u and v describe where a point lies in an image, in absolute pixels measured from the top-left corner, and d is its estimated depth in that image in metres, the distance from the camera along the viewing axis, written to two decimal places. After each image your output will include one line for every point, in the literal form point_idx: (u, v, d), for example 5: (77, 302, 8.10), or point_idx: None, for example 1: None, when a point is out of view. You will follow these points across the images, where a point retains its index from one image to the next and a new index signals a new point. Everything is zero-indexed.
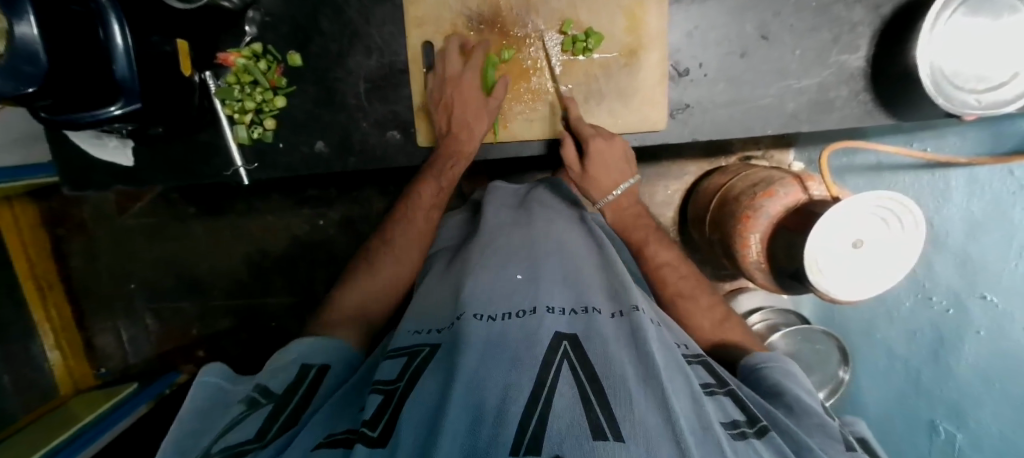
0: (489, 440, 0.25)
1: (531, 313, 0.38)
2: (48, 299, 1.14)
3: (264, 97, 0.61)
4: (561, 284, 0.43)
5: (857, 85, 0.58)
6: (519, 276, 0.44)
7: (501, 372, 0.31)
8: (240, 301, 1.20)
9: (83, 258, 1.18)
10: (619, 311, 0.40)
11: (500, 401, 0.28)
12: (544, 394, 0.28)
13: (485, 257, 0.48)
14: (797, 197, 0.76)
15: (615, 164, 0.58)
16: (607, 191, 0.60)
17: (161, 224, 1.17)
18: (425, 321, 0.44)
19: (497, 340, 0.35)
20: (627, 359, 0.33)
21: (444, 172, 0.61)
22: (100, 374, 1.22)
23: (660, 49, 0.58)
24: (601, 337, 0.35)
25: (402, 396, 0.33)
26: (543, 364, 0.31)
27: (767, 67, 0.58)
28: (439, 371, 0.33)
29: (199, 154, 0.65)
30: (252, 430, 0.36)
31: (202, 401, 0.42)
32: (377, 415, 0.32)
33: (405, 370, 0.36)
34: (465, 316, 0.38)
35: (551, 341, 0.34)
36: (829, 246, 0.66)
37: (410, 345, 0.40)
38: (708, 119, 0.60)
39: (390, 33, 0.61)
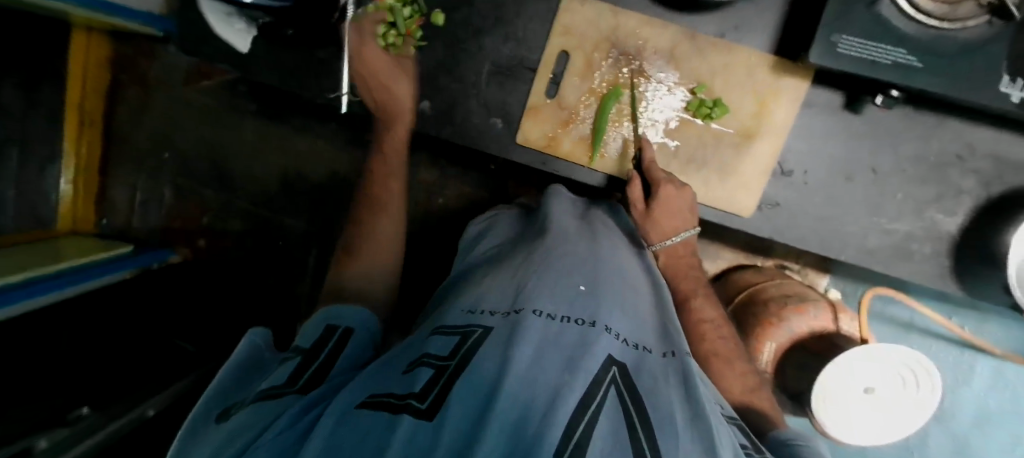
0: (535, 434, 0.26)
1: (590, 325, 0.39)
2: (83, 135, 1.15)
3: (394, 41, 0.62)
4: (620, 307, 0.44)
5: (940, 248, 0.59)
6: (582, 287, 0.45)
7: (553, 374, 0.31)
8: (259, 209, 1.20)
9: (133, 109, 1.19)
10: (670, 351, 0.41)
11: (549, 400, 0.29)
12: (593, 407, 0.29)
13: (550, 257, 0.49)
14: (824, 324, 0.80)
15: (679, 213, 0.58)
16: (666, 236, 0.60)
17: (220, 108, 1.18)
18: (480, 301, 0.44)
19: (552, 341, 0.35)
20: (676, 400, 0.34)
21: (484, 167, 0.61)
22: (102, 224, 1.23)
23: (773, 143, 0.59)
24: (652, 374, 0.36)
25: (456, 371, 0.32)
26: (594, 381, 0.31)
27: (865, 199, 0.59)
28: (494, 349, 0.34)
29: (313, 68, 0.65)
30: (283, 377, 0.37)
31: (241, 359, 0.44)
32: (427, 387, 0.31)
33: (457, 348, 0.36)
34: (524, 310, 0.39)
35: (603, 359, 0.34)
36: (843, 381, 0.66)
37: (466, 324, 0.40)
38: (791, 223, 0.61)
39: (534, 30, 0.62)
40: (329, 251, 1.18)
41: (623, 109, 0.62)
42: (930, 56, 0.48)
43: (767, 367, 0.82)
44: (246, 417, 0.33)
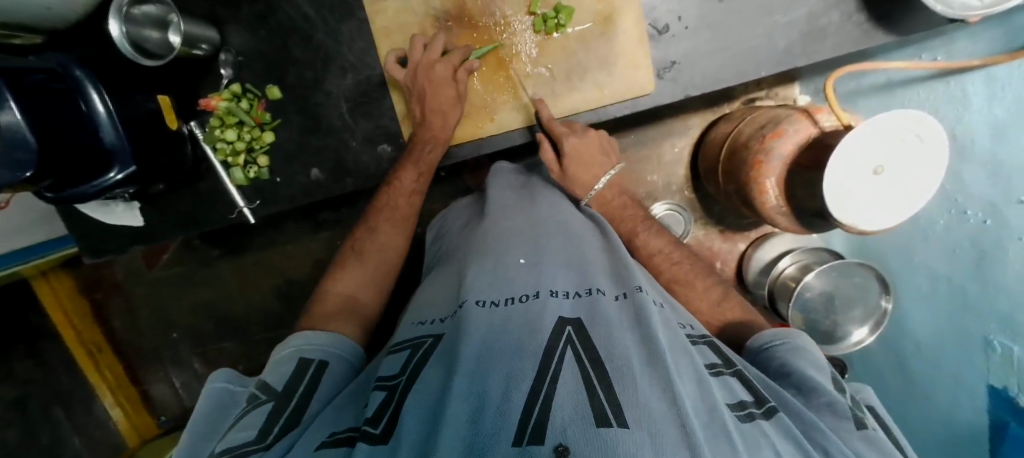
0: (492, 432, 0.25)
1: (535, 297, 0.39)
2: (100, 360, 1.22)
3: (252, 135, 0.62)
4: (564, 268, 0.44)
5: (849, 7, 0.54)
6: (522, 260, 0.45)
7: (504, 357, 0.31)
8: (278, 332, 1.22)
9: (123, 316, 1.23)
10: (623, 292, 0.41)
11: (502, 393, 0.28)
12: (548, 379, 0.29)
13: (488, 244, 0.49)
14: (807, 133, 0.72)
15: (592, 161, 0.58)
16: (589, 186, 0.59)
17: (188, 271, 1.20)
18: (426, 313, 0.45)
19: (500, 325, 0.35)
20: (631, 344, 0.33)
21: (421, 160, 0.60)
22: (161, 421, 1.28)
23: (634, 11, 0.56)
24: (606, 320, 0.35)
25: (403, 392, 0.33)
26: (545, 353, 0.31)
27: (749, 7, 0.55)
28: (440, 364, 0.34)
29: (204, 202, 0.66)
30: (252, 432, 0.36)
31: (207, 408, 0.42)
32: (379, 411, 0.32)
33: (406, 365, 0.37)
34: (466, 304, 0.39)
35: (554, 327, 0.34)
36: (848, 172, 0.62)
37: (414, 337, 0.41)
38: (696, 72, 0.58)
39: (362, 48, 0.60)
40: None
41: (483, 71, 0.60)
42: None
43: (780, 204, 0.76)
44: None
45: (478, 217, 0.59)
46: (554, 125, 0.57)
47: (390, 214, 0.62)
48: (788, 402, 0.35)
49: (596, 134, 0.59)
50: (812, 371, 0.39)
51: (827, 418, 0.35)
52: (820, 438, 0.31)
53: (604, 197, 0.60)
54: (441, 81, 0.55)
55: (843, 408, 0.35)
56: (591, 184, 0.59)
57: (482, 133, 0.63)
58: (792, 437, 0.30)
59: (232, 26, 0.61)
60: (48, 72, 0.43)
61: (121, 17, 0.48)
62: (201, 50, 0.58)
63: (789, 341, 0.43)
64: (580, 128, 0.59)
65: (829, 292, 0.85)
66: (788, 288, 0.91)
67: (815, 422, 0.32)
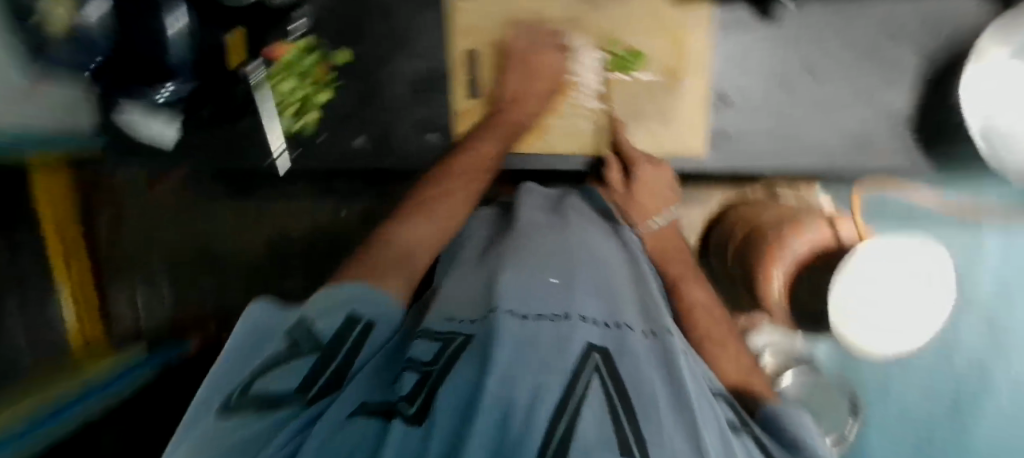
0: (517, 442, 0.25)
1: (565, 318, 0.39)
2: (72, 267, 1.17)
3: (308, 92, 0.64)
4: (596, 294, 0.44)
5: (899, 128, 0.57)
6: (554, 279, 0.45)
7: (534, 369, 0.31)
8: (257, 283, 1.21)
9: (111, 228, 1.21)
10: (652, 330, 0.40)
11: (529, 401, 0.28)
12: (575, 399, 0.29)
13: (522, 255, 0.48)
14: (824, 236, 0.75)
15: (659, 195, 0.57)
16: (648, 215, 0.56)
17: (188, 201, 1.18)
18: (457, 311, 0.44)
19: (530, 338, 0.35)
20: (659, 382, 0.33)
21: (497, 131, 0.56)
22: (114, 337, 1.24)
23: (701, 73, 0.58)
24: (633, 355, 0.35)
25: (439, 377, 0.33)
26: (572, 374, 0.31)
27: (809, 102, 0.58)
28: (473, 359, 0.34)
29: (240, 140, 0.66)
30: (294, 381, 0.32)
31: (242, 339, 0.36)
32: (414, 392, 0.32)
33: (441, 351, 0.37)
34: (498, 311, 0.39)
35: (581, 350, 0.35)
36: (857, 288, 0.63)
37: (444, 330, 0.40)
38: (744, 148, 0.60)
39: (438, 38, 0.62)
40: None
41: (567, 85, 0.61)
42: None
43: (781, 296, 0.76)
44: (249, 433, 0.28)
45: (509, 229, 0.59)
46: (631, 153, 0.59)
47: (469, 164, 0.53)
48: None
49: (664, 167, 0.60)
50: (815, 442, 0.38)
51: None
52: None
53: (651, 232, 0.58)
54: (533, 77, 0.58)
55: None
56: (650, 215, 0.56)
57: (531, 149, 0.64)
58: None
59: None
60: None
61: None
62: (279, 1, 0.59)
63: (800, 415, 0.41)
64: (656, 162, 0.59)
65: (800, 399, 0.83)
66: None
67: None
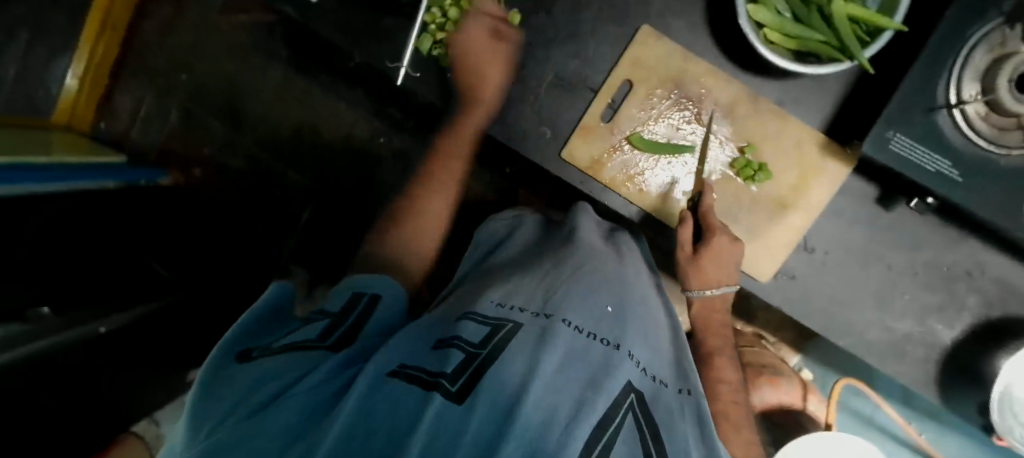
0: (558, 442, 0.26)
1: (615, 348, 0.39)
2: (104, 36, 1.09)
3: (466, 29, 0.61)
4: (642, 336, 0.44)
5: (931, 355, 0.61)
6: (609, 308, 0.45)
7: (577, 385, 0.32)
8: (266, 156, 1.17)
9: (160, 24, 1.14)
10: (685, 388, 0.42)
11: (571, 414, 0.29)
12: (611, 428, 0.30)
13: (580, 273, 0.48)
14: (791, 401, 0.93)
15: (723, 269, 0.57)
16: (706, 285, 0.58)
17: (249, 46, 1.13)
18: (509, 297, 0.44)
19: (580, 355, 0.36)
20: (689, 445, 0.34)
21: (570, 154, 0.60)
22: (98, 128, 1.18)
23: (806, 217, 0.61)
24: (668, 407, 0.36)
25: (488, 360, 0.32)
26: (614, 402, 0.32)
27: (874, 292, 0.61)
28: (526, 351, 0.34)
29: (371, 32, 0.62)
30: (314, 334, 0.39)
31: (264, 308, 0.45)
32: (457, 371, 0.31)
33: (489, 337, 0.36)
34: (555, 317, 0.39)
35: (619, 392, 0.33)
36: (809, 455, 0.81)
37: (497, 315, 0.40)
38: (800, 298, 0.63)
39: (604, 53, 0.62)
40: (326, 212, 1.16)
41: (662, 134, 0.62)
42: (972, 172, 0.49)
43: None
44: (282, 368, 0.33)
45: (575, 237, 0.60)
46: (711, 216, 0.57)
47: None
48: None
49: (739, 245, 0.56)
50: None
51: None
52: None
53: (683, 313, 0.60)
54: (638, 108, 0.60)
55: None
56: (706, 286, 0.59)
57: (621, 189, 0.64)
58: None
59: None
60: None
61: None
62: None
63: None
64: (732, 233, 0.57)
65: None
66: None
67: None
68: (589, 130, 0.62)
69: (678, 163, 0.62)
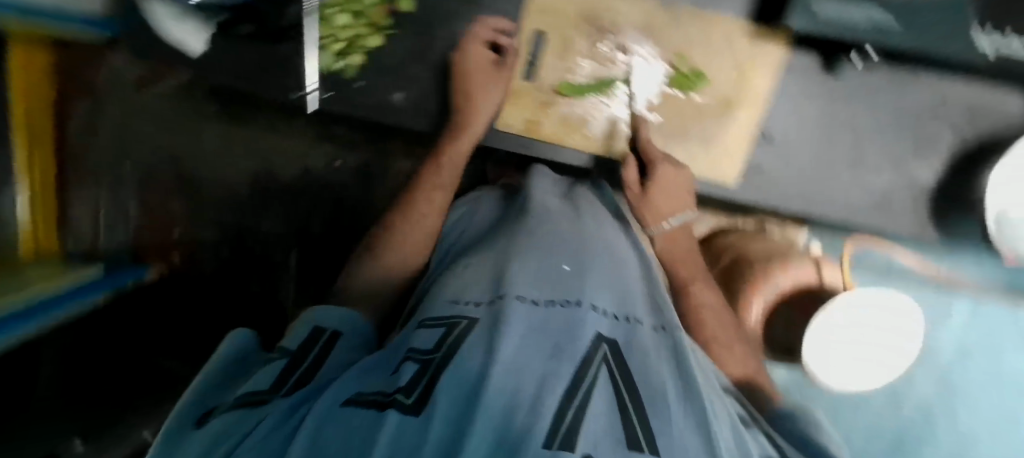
0: (525, 424, 0.27)
1: (576, 305, 0.40)
2: (35, 155, 1.09)
3: (361, 32, 0.60)
4: (606, 285, 0.45)
5: (920, 200, 0.60)
6: (566, 266, 0.47)
7: (540, 359, 0.33)
8: (233, 217, 1.15)
9: (84, 122, 1.12)
10: (661, 326, 0.43)
11: (536, 393, 0.30)
12: (582, 391, 0.31)
13: (532, 243, 0.51)
14: (808, 278, 0.80)
15: (675, 197, 0.58)
16: (662, 218, 0.57)
17: (177, 115, 1.11)
18: (465, 294, 0.45)
19: (540, 323, 0.37)
20: (668, 376, 0.35)
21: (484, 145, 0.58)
22: (66, 245, 1.16)
23: (754, 109, 0.60)
24: (641, 349, 0.37)
25: (441, 366, 0.33)
26: (583, 361, 0.33)
27: (845, 159, 0.60)
28: (484, 340, 0.35)
29: (274, 66, 0.62)
30: (269, 379, 0.35)
31: (221, 367, 0.41)
32: (412, 382, 0.31)
33: (442, 341, 0.36)
34: (507, 296, 0.40)
35: (592, 340, 0.36)
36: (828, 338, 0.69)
37: (449, 314, 0.41)
38: (776, 188, 0.62)
39: (508, 10, 0.60)
40: (310, 251, 1.15)
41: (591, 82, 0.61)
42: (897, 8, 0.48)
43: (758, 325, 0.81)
44: (234, 419, 0.30)
45: (528, 208, 0.61)
46: (649, 149, 0.59)
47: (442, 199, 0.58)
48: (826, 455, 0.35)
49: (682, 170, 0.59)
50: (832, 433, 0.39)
51: None
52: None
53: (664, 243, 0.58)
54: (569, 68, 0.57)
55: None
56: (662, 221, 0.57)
57: (566, 142, 0.63)
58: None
59: None
60: None
61: None
62: None
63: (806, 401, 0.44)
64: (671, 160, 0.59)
65: None
66: None
67: None
68: (526, 102, 0.62)
69: (618, 100, 0.62)
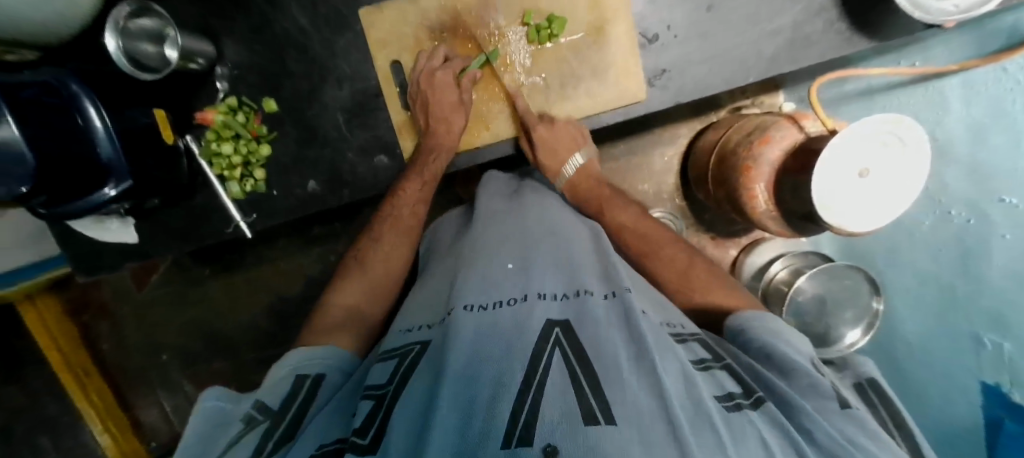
0: (483, 429, 0.26)
1: (523, 300, 0.40)
2: (88, 387, 1.17)
3: (248, 148, 0.63)
4: (552, 270, 0.46)
5: (831, 14, 0.56)
6: (511, 264, 0.47)
7: (494, 361, 0.32)
8: (270, 351, 1.19)
9: (111, 337, 1.20)
10: (612, 291, 0.42)
11: (491, 395, 0.28)
12: (537, 381, 0.29)
13: (476, 252, 0.51)
14: (793, 139, 0.74)
15: (564, 147, 0.61)
16: (559, 171, 0.63)
17: (179, 289, 1.18)
18: (415, 320, 0.47)
19: (487, 330, 0.36)
20: (620, 344, 0.34)
21: (424, 169, 0.61)
22: (151, 447, 1.23)
23: (624, 19, 0.58)
24: (593, 320, 0.37)
25: (393, 397, 0.34)
26: (534, 353, 0.32)
27: (736, 17, 0.57)
28: (430, 370, 0.34)
29: (200, 216, 0.66)
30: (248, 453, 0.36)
31: (200, 430, 0.41)
32: (367, 421, 0.33)
33: (395, 371, 0.38)
34: (454, 310, 0.39)
35: (542, 329, 0.35)
36: (838, 184, 0.62)
37: (402, 344, 0.42)
38: (686, 79, 0.59)
39: (358, 60, 0.62)
40: None
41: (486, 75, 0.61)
42: None
43: (769, 207, 0.76)
44: None
45: (467, 229, 0.61)
46: (525, 116, 0.60)
47: (394, 222, 0.64)
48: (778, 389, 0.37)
49: (568, 121, 0.61)
50: (792, 354, 0.41)
51: (811, 400, 0.38)
52: (805, 422, 0.34)
53: (573, 182, 0.65)
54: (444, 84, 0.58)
55: (825, 387, 0.38)
56: (562, 169, 0.63)
57: (478, 143, 0.65)
58: (777, 423, 0.32)
59: (229, 40, 0.62)
60: (43, 86, 0.45)
61: (116, 30, 0.50)
62: (197, 64, 0.60)
63: (765, 324, 0.45)
64: (550, 116, 0.61)
65: (820, 295, 0.86)
66: (780, 293, 0.92)
67: (802, 407, 0.35)
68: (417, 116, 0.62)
69: (500, 79, 0.62)
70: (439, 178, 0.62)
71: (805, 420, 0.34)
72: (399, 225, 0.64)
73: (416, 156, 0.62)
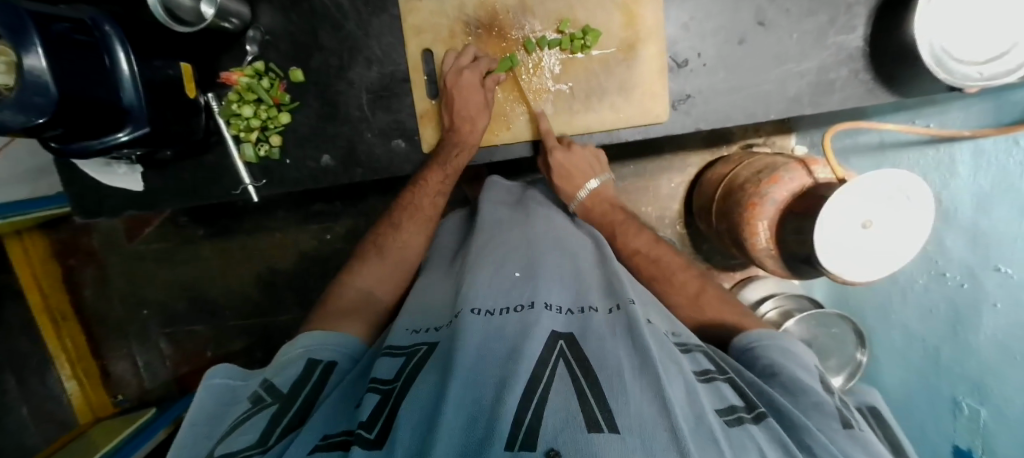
0: (486, 429, 0.27)
1: (530, 308, 0.41)
2: (62, 329, 1.15)
3: (268, 114, 0.63)
4: (559, 283, 0.47)
5: (857, 65, 0.57)
6: (518, 273, 0.48)
7: (497, 364, 0.33)
8: (254, 320, 1.19)
9: (95, 285, 1.18)
10: (616, 305, 0.43)
11: (496, 397, 0.29)
12: (541, 388, 0.30)
13: (484, 256, 0.52)
14: (802, 182, 0.74)
15: (579, 172, 0.63)
16: (575, 195, 0.66)
17: (170, 246, 1.17)
18: (422, 322, 0.48)
19: (494, 335, 0.37)
20: (623, 354, 0.35)
21: (448, 162, 0.62)
22: (118, 401, 1.22)
23: (657, 40, 0.59)
24: (597, 333, 0.38)
25: (399, 394, 0.35)
26: (539, 360, 0.33)
27: (765, 54, 0.58)
28: (436, 371, 0.35)
29: (208, 174, 0.66)
30: (255, 435, 0.37)
31: (209, 403, 0.44)
32: (373, 415, 0.33)
33: (401, 370, 0.39)
34: (462, 312, 0.40)
35: (548, 340, 0.37)
36: (839, 233, 0.63)
37: (409, 344, 0.44)
38: (709, 108, 0.61)
39: (389, 43, 0.63)
40: None
41: (520, 74, 0.62)
42: None
43: (772, 247, 0.77)
44: None
45: (472, 232, 0.63)
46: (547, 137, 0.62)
47: (412, 213, 0.66)
48: (777, 404, 0.38)
49: (585, 148, 0.64)
50: (798, 372, 0.42)
51: (815, 418, 0.38)
52: (810, 442, 0.34)
53: (586, 205, 0.66)
54: (473, 86, 0.59)
55: (829, 408, 0.38)
56: (577, 193, 0.65)
57: (497, 141, 0.65)
58: (778, 438, 0.32)
59: (265, 5, 0.62)
60: (76, 23, 0.45)
61: None
62: (230, 23, 0.59)
63: (774, 342, 0.47)
64: (569, 140, 0.63)
65: (808, 340, 0.85)
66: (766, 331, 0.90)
67: (803, 423, 0.35)
68: (443, 107, 0.62)
69: (527, 76, 0.62)
70: (460, 173, 0.63)
71: (808, 439, 0.34)
72: (422, 215, 0.66)
73: (439, 150, 0.63)
